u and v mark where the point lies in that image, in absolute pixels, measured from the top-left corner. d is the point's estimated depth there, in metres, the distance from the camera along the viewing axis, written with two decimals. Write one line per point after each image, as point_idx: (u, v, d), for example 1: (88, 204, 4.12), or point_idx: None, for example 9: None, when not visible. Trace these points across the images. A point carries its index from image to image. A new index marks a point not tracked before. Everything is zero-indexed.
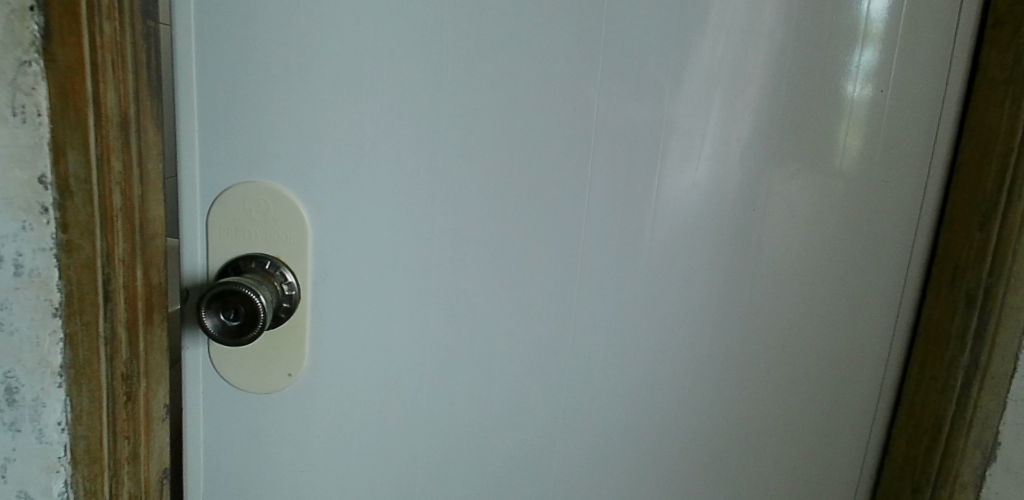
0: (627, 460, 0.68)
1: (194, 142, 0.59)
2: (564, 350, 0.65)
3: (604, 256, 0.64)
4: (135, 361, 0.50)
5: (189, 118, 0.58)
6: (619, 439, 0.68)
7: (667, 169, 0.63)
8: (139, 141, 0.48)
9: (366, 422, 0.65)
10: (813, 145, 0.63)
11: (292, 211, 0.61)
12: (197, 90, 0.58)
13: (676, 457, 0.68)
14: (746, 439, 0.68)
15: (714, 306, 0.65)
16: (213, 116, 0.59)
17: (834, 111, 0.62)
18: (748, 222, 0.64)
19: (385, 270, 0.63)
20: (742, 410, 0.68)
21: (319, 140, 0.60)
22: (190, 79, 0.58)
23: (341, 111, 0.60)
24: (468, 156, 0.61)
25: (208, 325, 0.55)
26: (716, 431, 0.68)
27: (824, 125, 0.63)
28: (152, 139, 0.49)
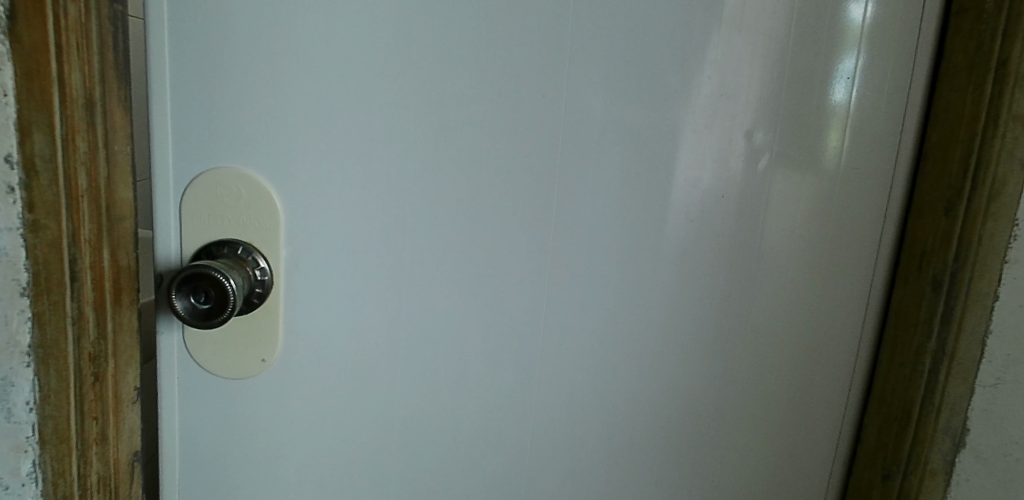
0: (600, 448, 0.69)
1: (167, 129, 0.60)
2: (537, 338, 0.66)
3: (575, 242, 0.64)
4: (103, 342, 0.51)
5: (163, 105, 0.59)
6: (593, 427, 0.68)
7: (637, 156, 0.63)
8: (105, 122, 0.50)
9: (339, 408, 0.66)
10: (782, 132, 0.63)
11: (265, 197, 0.61)
12: (170, 78, 0.59)
13: (650, 444, 0.69)
14: (719, 426, 0.69)
15: (685, 293, 0.66)
16: (186, 103, 0.59)
17: (801, 99, 0.63)
18: (719, 210, 0.65)
19: (358, 257, 0.63)
20: (715, 398, 0.68)
21: (291, 128, 0.61)
22: (163, 67, 0.59)
23: (313, 98, 0.60)
24: (439, 143, 0.62)
25: (179, 308, 0.56)
26: (690, 419, 0.68)
27: (793, 113, 0.63)
28: (120, 120, 0.51)
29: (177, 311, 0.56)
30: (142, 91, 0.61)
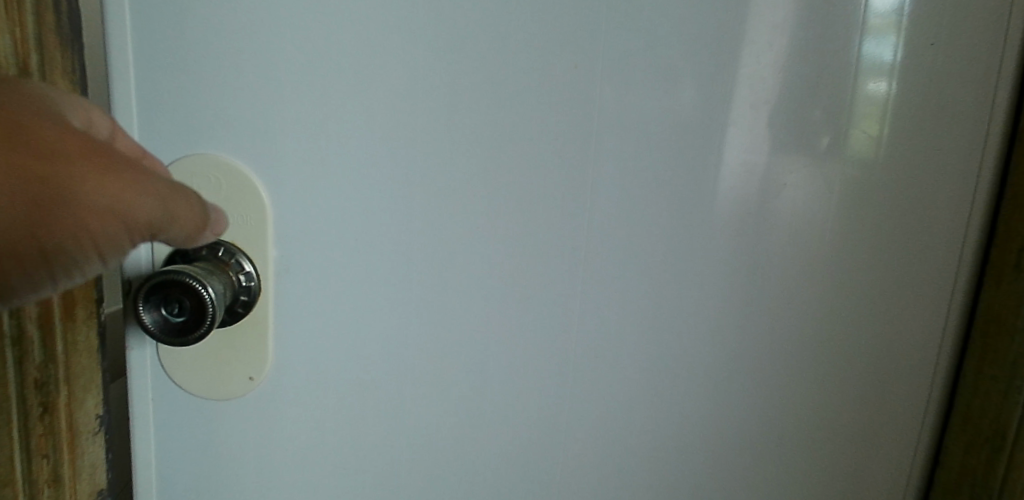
0: (636, 469, 0.61)
1: (134, 130, 0.53)
2: (565, 346, 0.58)
3: (609, 237, 0.56)
4: (52, 368, 0.47)
5: (128, 104, 0.53)
6: (630, 445, 0.60)
7: (684, 137, 0.55)
8: None
9: (341, 425, 0.59)
10: (850, 114, 0.55)
11: (248, 190, 0.54)
12: (133, 73, 0.53)
13: (693, 465, 0.61)
14: (775, 449, 0.60)
15: (737, 295, 0.57)
16: (152, 100, 0.53)
17: (873, 76, 0.54)
18: (780, 199, 0.56)
19: (353, 262, 0.56)
20: (768, 417, 0.60)
21: (273, 119, 0.53)
22: (126, 61, 0.53)
23: (293, 86, 0.53)
24: (442, 133, 0.54)
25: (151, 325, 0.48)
26: (737, 442, 0.60)
27: (863, 92, 0.54)
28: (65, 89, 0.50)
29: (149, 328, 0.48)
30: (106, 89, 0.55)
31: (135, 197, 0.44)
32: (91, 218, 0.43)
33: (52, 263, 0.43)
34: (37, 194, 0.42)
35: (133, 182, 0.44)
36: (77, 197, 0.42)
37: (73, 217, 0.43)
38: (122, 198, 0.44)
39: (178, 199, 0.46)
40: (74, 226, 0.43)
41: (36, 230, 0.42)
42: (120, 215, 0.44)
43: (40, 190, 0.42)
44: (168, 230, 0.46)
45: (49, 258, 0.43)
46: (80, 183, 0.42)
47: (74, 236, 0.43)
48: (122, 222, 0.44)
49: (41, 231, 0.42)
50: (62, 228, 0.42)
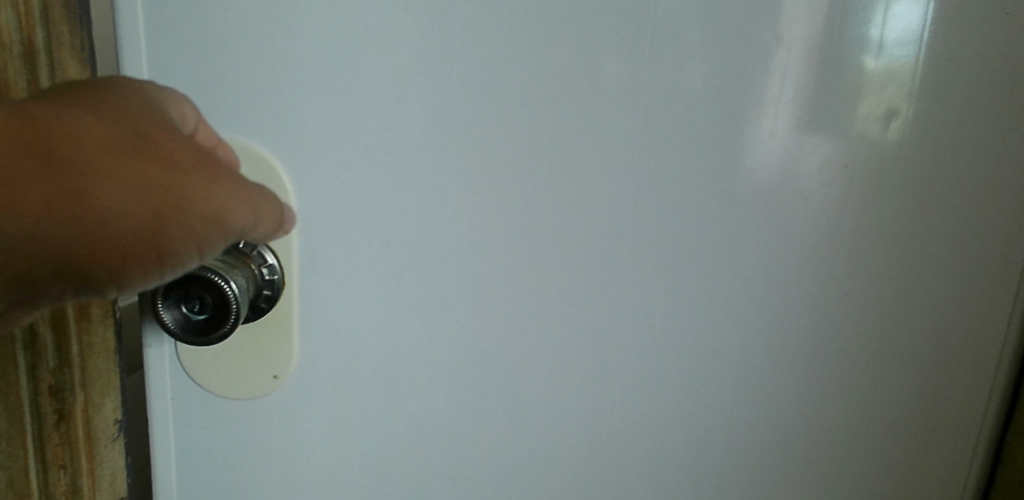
0: (679, 463, 0.58)
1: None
2: (607, 337, 0.55)
3: (655, 222, 0.53)
4: (66, 373, 0.45)
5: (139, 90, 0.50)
6: (673, 439, 0.58)
7: (738, 115, 0.51)
8: (54, 69, 0.47)
9: (371, 422, 0.56)
10: (919, 95, 0.51)
11: (269, 176, 0.51)
12: (146, 52, 0.49)
13: (738, 459, 0.58)
14: (826, 447, 0.58)
15: (790, 283, 0.54)
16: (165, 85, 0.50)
17: (941, 52, 0.50)
18: (841, 183, 0.52)
19: (382, 255, 0.53)
20: (818, 413, 0.57)
21: (294, 103, 0.50)
22: (136, 40, 0.49)
23: (315, 67, 0.49)
24: (474, 117, 0.51)
25: (175, 324, 0.46)
26: (786, 437, 0.58)
27: (936, 70, 0.50)
28: (76, 67, 0.48)
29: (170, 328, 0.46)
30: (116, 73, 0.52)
31: (235, 206, 0.42)
32: (196, 221, 0.40)
33: (153, 271, 0.39)
34: (144, 194, 0.38)
35: (231, 186, 0.42)
36: (183, 198, 0.39)
37: (179, 220, 0.39)
38: (224, 203, 0.41)
39: (265, 207, 0.44)
40: (180, 228, 0.39)
41: (141, 232, 0.38)
42: (221, 220, 0.41)
43: (145, 190, 0.38)
44: (256, 235, 0.44)
45: (151, 264, 0.39)
46: (188, 188, 0.40)
47: (180, 241, 0.39)
48: (222, 228, 0.41)
49: (146, 234, 0.38)
50: (168, 230, 0.39)
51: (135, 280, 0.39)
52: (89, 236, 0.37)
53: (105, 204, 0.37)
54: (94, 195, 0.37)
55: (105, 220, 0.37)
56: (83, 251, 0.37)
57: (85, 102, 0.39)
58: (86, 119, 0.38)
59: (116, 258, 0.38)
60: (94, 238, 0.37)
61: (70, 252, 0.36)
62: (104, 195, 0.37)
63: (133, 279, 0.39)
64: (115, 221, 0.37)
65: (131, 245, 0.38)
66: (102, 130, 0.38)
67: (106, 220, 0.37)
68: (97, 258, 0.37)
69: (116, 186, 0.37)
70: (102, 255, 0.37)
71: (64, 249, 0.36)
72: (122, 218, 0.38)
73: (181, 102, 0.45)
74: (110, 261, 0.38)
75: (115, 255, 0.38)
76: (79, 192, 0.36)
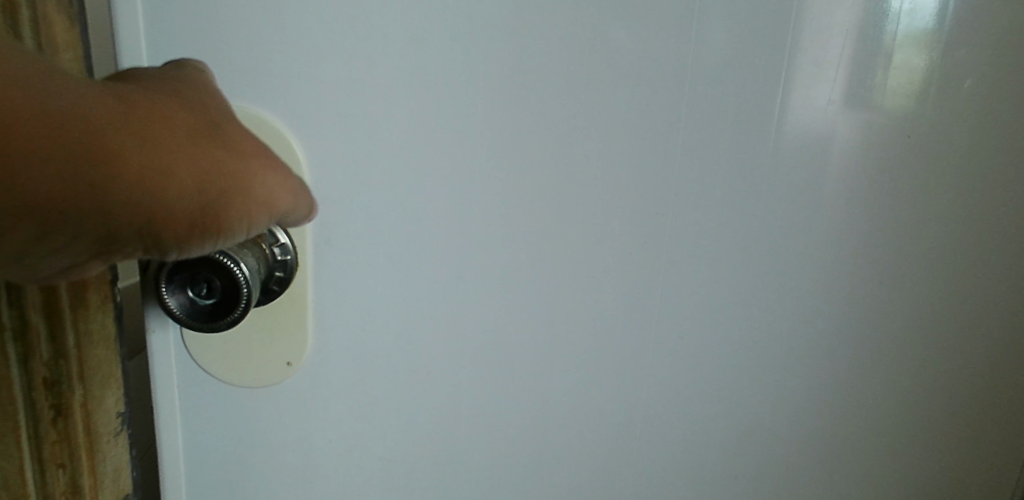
0: (713, 450, 0.56)
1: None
2: (643, 319, 0.52)
3: (698, 197, 0.50)
4: (64, 365, 0.42)
5: (135, 53, 0.46)
6: (707, 424, 0.55)
7: (792, 82, 0.48)
8: (39, 25, 0.42)
9: (390, 411, 0.53)
10: (989, 61, 0.48)
11: (279, 143, 0.47)
12: (141, 9, 0.45)
13: (777, 445, 0.56)
14: (871, 432, 0.56)
15: (843, 261, 0.51)
16: (163, 47, 0.46)
17: (1013, 16, 0.47)
18: (901, 155, 0.49)
19: (403, 233, 0.49)
20: (863, 396, 0.55)
21: (307, 67, 0.46)
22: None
23: (330, 28, 0.45)
24: (503, 83, 0.47)
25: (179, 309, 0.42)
26: (829, 421, 0.55)
27: (1006, 35, 0.48)
28: (62, 23, 0.44)
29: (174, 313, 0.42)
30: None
31: (283, 192, 0.41)
32: (256, 203, 0.40)
33: (213, 243, 0.39)
34: (212, 172, 0.38)
35: (281, 171, 0.42)
36: (245, 180, 0.39)
37: (241, 200, 0.39)
38: (277, 187, 0.41)
39: (307, 194, 0.44)
40: (241, 206, 0.39)
41: (208, 205, 0.38)
42: (273, 203, 0.41)
43: (215, 168, 0.38)
44: (293, 221, 0.44)
45: (212, 238, 0.39)
46: (247, 172, 0.40)
47: (241, 217, 0.39)
48: (273, 211, 0.41)
49: (214, 209, 0.38)
50: (231, 207, 0.39)
51: (195, 249, 0.39)
52: (163, 204, 0.37)
53: (181, 177, 0.37)
54: (173, 168, 0.37)
55: (179, 192, 0.37)
56: (155, 218, 0.37)
57: (157, 81, 0.39)
58: (162, 96, 0.38)
59: (184, 227, 0.38)
60: (168, 207, 0.37)
61: (144, 218, 0.36)
62: (181, 169, 0.37)
63: (194, 248, 0.39)
64: (187, 194, 0.37)
65: (198, 217, 0.38)
66: (176, 108, 0.39)
67: (179, 191, 0.37)
68: (167, 226, 0.37)
69: (191, 161, 0.38)
70: (172, 224, 0.37)
71: (138, 215, 0.36)
72: (194, 192, 0.38)
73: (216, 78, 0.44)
74: (178, 230, 0.37)
75: (183, 225, 0.37)
76: (159, 163, 0.37)
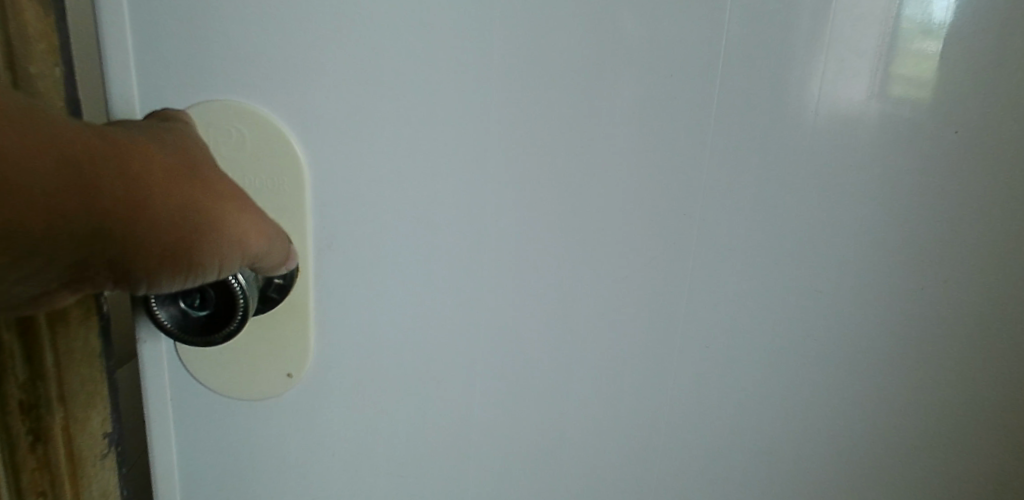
0: (741, 459, 0.53)
1: (130, 76, 0.41)
2: (669, 325, 0.49)
3: (731, 196, 0.46)
4: (44, 388, 0.39)
5: (116, 42, 0.41)
6: (735, 433, 0.52)
7: (834, 72, 0.44)
8: (10, 13, 0.38)
9: (401, 423, 0.50)
10: None
11: (275, 140, 0.43)
12: None
13: (808, 454, 0.53)
14: (905, 441, 0.53)
15: (882, 261, 0.49)
16: (147, 35, 0.41)
17: None
18: (946, 149, 0.46)
19: (414, 237, 0.46)
20: (899, 404, 0.52)
21: (307, 58, 0.42)
22: None
23: (332, 13, 0.41)
24: (522, 75, 0.43)
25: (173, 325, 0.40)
26: (863, 429, 0.53)
27: None
28: (35, 10, 0.39)
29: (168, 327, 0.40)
30: (86, 20, 0.42)
31: (256, 233, 0.38)
32: (227, 240, 0.37)
33: (185, 278, 0.36)
34: (182, 207, 0.35)
35: (255, 212, 0.38)
36: (216, 215, 0.36)
37: (211, 237, 0.36)
38: (250, 226, 0.38)
39: (281, 238, 0.40)
40: (211, 246, 0.36)
41: (180, 239, 0.35)
42: (246, 243, 0.37)
43: (189, 203, 0.35)
44: (270, 265, 0.40)
45: (184, 272, 0.36)
46: (218, 209, 0.36)
47: (212, 256, 0.36)
48: (245, 253, 0.38)
49: (182, 245, 0.35)
50: (204, 243, 0.36)
51: (167, 282, 0.36)
52: (133, 235, 0.34)
53: (154, 209, 0.34)
54: (146, 199, 0.34)
55: (151, 224, 0.34)
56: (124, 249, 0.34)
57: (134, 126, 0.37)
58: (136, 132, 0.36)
59: (155, 259, 0.35)
60: (139, 238, 0.34)
61: (112, 250, 0.34)
62: (155, 201, 0.34)
63: (165, 283, 0.36)
64: (159, 227, 0.34)
65: (170, 250, 0.35)
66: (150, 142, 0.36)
67: (150, 224, 0.34)
68: (137, 257, 0.34)
69: (164, 194, 0.35)
70: (142, 255, 0.34)
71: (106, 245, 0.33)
72: (165, 226, 0.35)
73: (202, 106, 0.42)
74: (148, 261, 0.35)
75: (154, 256, 0.35)
76: (131, 193, 0.33)
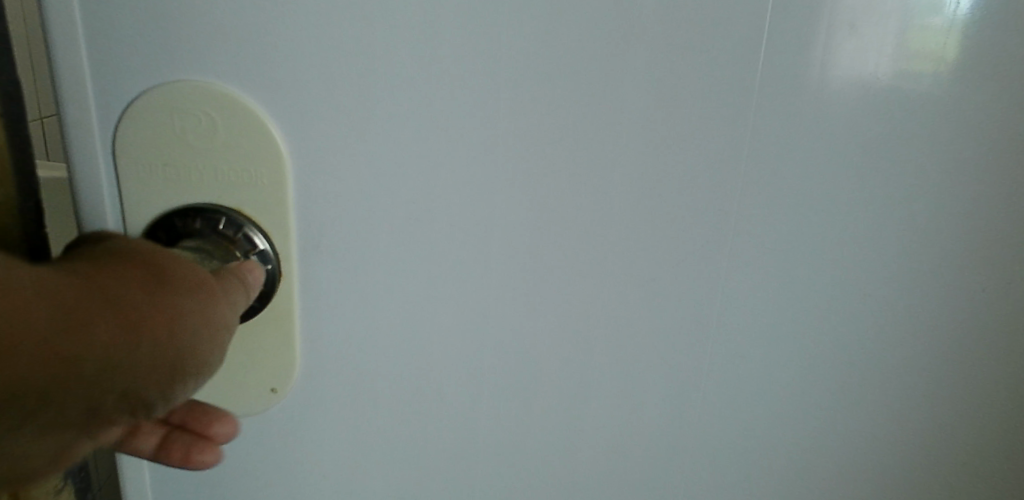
0: (769, 466, 0.49)
1: (79, 50, 0.35)
2: (697, 327, 0.44)
3: (771, 186, 0.41)
4: None
5: (60, 9, 0.34)
6: (762, 439, 0.48)
7: (897, 48, 0.39)
8: None
9: (400, 433, 0.45)
10: None
11: (253, 126, 0.37)
12: None
13: (840, 460, 0.49)
14: (945, 450, 0.49)
15: (935, 259, 0.44)
16: (98, 3, 0.34)
17: None
18: (1014, 137, 0.41)
19: (415, 234, 0.40)
20: (942, 418, 0.48)
21: (291, 34, 0.36)
22: None
23: None
24: (541, 53, 0.38)
25: (204, 422, 0.39)
26: (901, 437, 0.48)
27: None
28: None
29: (211, 436, 0.40)
30: None
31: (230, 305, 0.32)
32: (218, 326, 0.30)
33: (192, 385, 0.30)
34: (170, 314, 0.28)
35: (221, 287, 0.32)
36: (198, 307, 0.29)
37: (206, 331, 0.29)
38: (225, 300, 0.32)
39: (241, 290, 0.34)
40: (208, 341, 0.30)
41: (185, 351, 0.28)
42: (230, 320, 0.31)
43: (173, 309, 0.28)
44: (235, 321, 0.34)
45: (190, 380, 0.29)
46: (195, 301, 0.30)
47: (211, 349, 0.30)
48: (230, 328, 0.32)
49: (187, 354, 0.28)
50: (201, 340, 0.29)
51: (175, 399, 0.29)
52: (139, 371, 0.27)
53: (154, 325, 0.27)
54: (137, 324, 0.27)
55: (154, 348, 0.27)
56: (130, 388, 0.27)
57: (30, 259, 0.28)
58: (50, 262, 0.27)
59: (164, 386, 0.28)
60: (145, 361, 0.27)
61: (119, 391, 0.26)
62: (151, 322, 0.27)
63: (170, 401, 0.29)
64: (164, 344, 0.27)
65: (178, 360, 0.28)
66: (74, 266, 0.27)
67: (150, 347, 0.27)
68: (150, 385, 0.27)
69: (155, 311, 0.27)
70: (155, 380, 0.27)
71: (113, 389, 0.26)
72: (169, 344, 0.28)
73: (169, 89, 0.36)
74: (159, 387, 0.28)
75: (164, 380, 0.28)
76: (122, 323, 0.26)
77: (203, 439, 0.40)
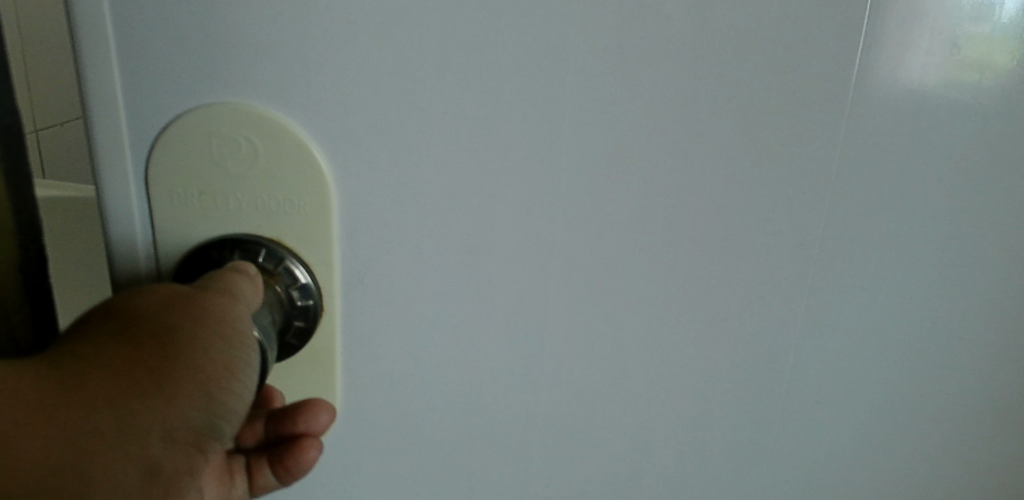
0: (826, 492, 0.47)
1: (111, 78, 0.32)
2: (759, 360, 0.42)
3: (842, 212, 0.39)
4: None
5: (91, 37, 0.32)
6: (821, 466, 0.46)
7: (967, 66, 0.37)
8: None
9: (447, 468, 0.43)
10: None
11: (294, 153, 0.34)
12: None
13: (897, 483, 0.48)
14: (998, 466, 0.48)
15: (996, 280, 0.42)
16: (131, 29, 0.32)
17: None
18: None
19: (464, 265, 0.38)
20: (999, 431, 0.47)
21: (335, 57, 0.33)
22: None
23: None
24: (604, 75, 0.34)
25: (295, 421, 0.38)
26: (958, 455, 0.47)
27: None
28: None
29: (308, 430, 0.38)
30: None
31: (219, 300, 0.31)
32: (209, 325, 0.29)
33: (237, 386, 0.29)
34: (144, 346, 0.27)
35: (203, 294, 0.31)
36: (170, 325, 0.28)
37: (195, 337, 0.28)
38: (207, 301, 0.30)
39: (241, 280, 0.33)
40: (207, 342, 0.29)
41: (191, 365, 0.27)
42: (226, 314, 0.30)
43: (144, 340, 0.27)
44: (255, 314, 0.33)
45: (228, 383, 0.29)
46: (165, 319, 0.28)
47: (219, 348, 0.29)
48: (235, 321, 0.30)
49: (192, 366, 0.27)
50: (196, 346, 0.28)
51: (227, 408, 0.28)
52: (157, 401, 0.26)
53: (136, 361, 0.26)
54: (118, 369, 0.26)
55: (153, 377, 0.26)
56: (166, 418, 0.26)
57: None
58: None
59: (200, 400, 0.27)
60: (159, 390, 0.26)
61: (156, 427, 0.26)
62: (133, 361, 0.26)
63: (227, 414, 0.29)
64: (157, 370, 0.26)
65: (190, 375, 0.27)
66: None
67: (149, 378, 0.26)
68: (183, 405, 0.27)
69: (134, 350, 0.27)
70: (183, 400, 0.27)
71: (149, 428, 0.25)
72: (164, 366, 0.27)
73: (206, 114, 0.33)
74: (195, 404, 0.27)
75: (193, 393, 0.27)
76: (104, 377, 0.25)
77: (304, 437, 0.38)
